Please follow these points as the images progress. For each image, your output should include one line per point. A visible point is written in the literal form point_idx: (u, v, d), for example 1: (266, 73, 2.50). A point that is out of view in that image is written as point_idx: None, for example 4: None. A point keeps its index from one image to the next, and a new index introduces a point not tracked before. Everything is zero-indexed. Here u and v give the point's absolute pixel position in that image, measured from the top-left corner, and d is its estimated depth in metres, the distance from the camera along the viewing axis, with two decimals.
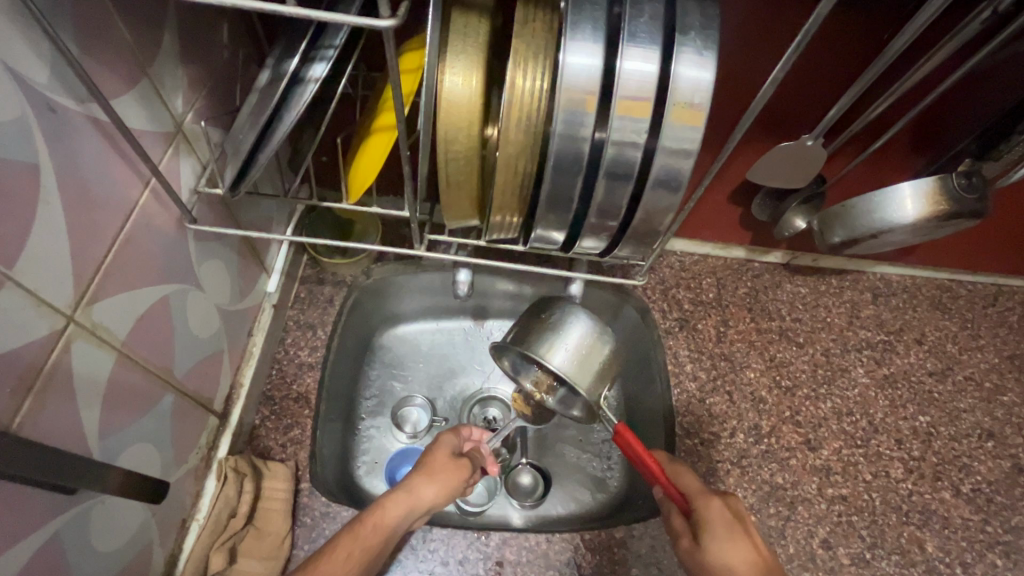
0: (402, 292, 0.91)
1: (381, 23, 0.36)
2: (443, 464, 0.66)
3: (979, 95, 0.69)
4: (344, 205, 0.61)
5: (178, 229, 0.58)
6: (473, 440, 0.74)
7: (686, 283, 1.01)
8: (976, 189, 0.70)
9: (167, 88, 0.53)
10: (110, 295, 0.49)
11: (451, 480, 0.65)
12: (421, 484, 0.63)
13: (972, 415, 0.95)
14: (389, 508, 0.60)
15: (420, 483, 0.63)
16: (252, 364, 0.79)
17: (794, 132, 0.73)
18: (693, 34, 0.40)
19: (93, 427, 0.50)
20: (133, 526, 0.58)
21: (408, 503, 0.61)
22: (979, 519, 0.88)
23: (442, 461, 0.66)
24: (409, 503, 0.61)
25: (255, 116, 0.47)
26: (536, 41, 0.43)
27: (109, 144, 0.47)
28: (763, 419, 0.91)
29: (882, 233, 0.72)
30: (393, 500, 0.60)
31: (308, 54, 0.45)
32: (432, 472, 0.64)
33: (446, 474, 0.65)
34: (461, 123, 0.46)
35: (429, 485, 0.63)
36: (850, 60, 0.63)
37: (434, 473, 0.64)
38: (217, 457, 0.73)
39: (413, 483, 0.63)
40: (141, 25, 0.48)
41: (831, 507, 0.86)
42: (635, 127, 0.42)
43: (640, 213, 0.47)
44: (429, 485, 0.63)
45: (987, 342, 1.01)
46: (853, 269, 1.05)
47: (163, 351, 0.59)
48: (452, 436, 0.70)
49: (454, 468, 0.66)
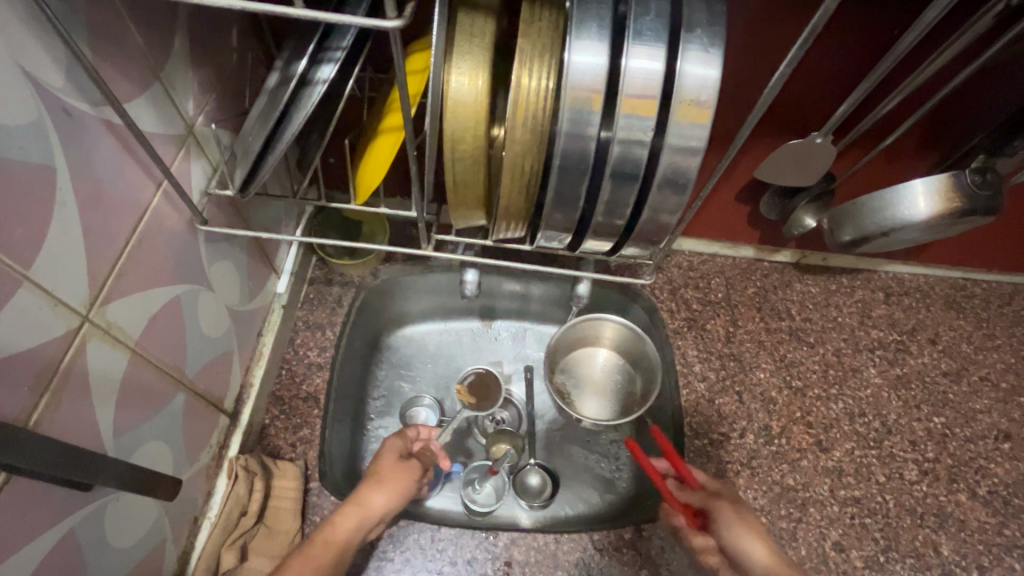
0: (410, 293, 0.91)
1: (388, 23, 0.36)
2: (393, 470, 0.62)
3: (992, 92, 0.68)
4: (352, 206, 0.61)
5: (189, 231, 0.59)
6: (422, 440, 0.67)
7: (694, 283, 1.00)
8: (990, 186, 0.69)
9: (178, 91, 0.53)
10: (123, 295, 0.50)
11: (403, 483, 0.61)
12: (368, 494, 0.59)
13: (989, 416, 0.94)
14: (339, 524, 0.57)
15: (368, 492, 0.59)
16: (261, 365, 0.79)
17: (802, 129, 0.73)
18: (699, 32, 0.40)
19: (108, 425, 0.50)
20: (146, 524, 0.58)
21: (360, 514, 0.58)
22: (996, 522, 0.86)
23: (391, 466, 0.62)
24: (360, 517, 0.58)
25: (264, 119, 0.48)
26: (541, 41, 0.43)
27: (121, 146, 0.48)
28: (773, 420, 0.90)
29: (893, 231, 0.72)
30: (342, 515, 0.58)
31: (316, 56, 0.46)
32: (380, 480, 0.61)
33: (396, 478, 0.61)
34: (468, 123, 0.47)
35: (379, 492, 0.60)
36: (859, 55, 0.63)
37: (383, 480, 0.61)
38: (228, 457, 0.73)
39: (361, 493, 0.59)
40: (153, 30, 0.49)
41: (843, 509, 0.85)
42: (641, 125, 0.42)
43: (646, 213, 0.47)
44: (380, 493, 0.60)
45: (1003, 341, 1.00)
46: (865, 268, 1.04)
47: (175, 351, 0.59)
48: (398, 439, 0.65)
49: (403, 470, 0.62)
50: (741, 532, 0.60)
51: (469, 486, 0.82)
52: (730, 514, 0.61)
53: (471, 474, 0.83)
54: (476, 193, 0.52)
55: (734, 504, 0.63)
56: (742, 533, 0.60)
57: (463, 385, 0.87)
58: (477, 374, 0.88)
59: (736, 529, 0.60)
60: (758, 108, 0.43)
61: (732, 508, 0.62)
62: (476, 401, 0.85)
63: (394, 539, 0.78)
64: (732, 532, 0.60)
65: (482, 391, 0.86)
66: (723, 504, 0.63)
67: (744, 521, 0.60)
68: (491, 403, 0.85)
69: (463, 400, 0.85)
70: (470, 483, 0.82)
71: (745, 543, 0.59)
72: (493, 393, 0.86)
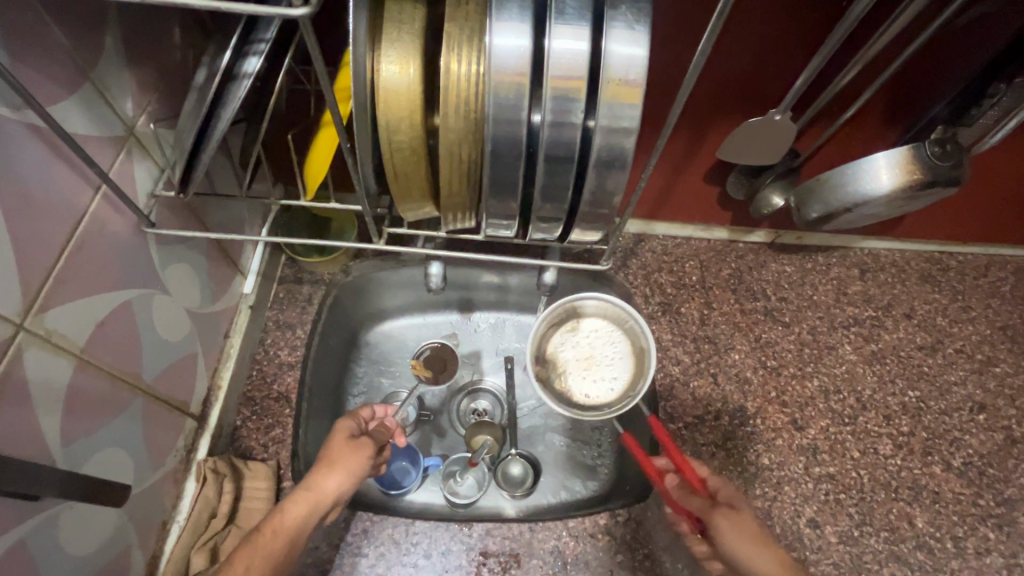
0: (383, 288, 0.90)
1: (295, 11, 0.35)
2: (343, 451, 0.61)
3: (946, 59, 0.67)
4: (305, 202, 0.61)
5: (137, 234, 0.58)
6: (376, 418, 0.69)
7: (669, 267, 1.00)
8: (950, 157, 0.68)
9: (114, 91, 0.52)
10: (63, 302, 0.49)
11: (355, 463, 0.60)
12: (320, 478, 0.58)
13: (964, 387, 0.94)
14: (290, 511, 0.56)
15: (319, 476, 0.58)
16: (229, 366, 0.79)
17: (762, 106, 0.72)
18: (624, 8, 0.39)
19: (54, 433, 0.50)
20: (107, 530, 0.58)
21: (311, 501, 0.57)
22: (970, 492, 0.87)
23: (341, 447, 0.61)
24: (313, 502, 0.57)
25: (194, 117, 0.47)
26: (469, 24, 0.42)
27: (51, 150, 0.47)
28: (748, 401, 0.90)
29: (856, 206, 0.71)
30: (294, 500, 0.57)
31: (241, 50, 0.45)
32: (331, 463, 0.59)
33: (350, 459, 0.60)
34: (402, 112, 0.46)
35: (331, 476, 0.58)
36: (811, 27, 0.62)
37: (335, 463, 0.59)
38: (196, 459, 0.73)
39: (312, 479, 0.58)
40: (80, 30, 0.48)
41: (818, 486, 0.86)
42: (571, 106, 0.41)
43: (587, 198, 0.47)
44: (332, 477, 0.59)
45: (978, 313, 1.00)
46: (840, 245, 1.03)
47: (128, 356, 0.59)
48: (352, 420, 0.65)
49: (356, 449, 0.61)
50: (741, 541, 0.56)
51: (451, 478, 0.81)
52: (723, 520, 0.58)
53: (452, 466, 0.82)
54: (419, 184, 0.51)
55: (728, 512, 0.59)
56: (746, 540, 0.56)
57: (419, 359, 0.89)
58: (432, 348, 0.91)
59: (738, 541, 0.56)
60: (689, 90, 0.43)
61: (729, 519, 0.58)
62: (432, 374, 0.88)
63: (368, 535, 0.79)
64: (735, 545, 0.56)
65: (439, 364, 0.89)
66: (717, 513, 0.59)
67: (736, 525, 0.57)
68: (449, 376, 0.88)
69: (418, 374, 0.87)
70: (452, 475, 0.82)
71: (742, 549, 0.55)
72: (450, 367, 0.89)
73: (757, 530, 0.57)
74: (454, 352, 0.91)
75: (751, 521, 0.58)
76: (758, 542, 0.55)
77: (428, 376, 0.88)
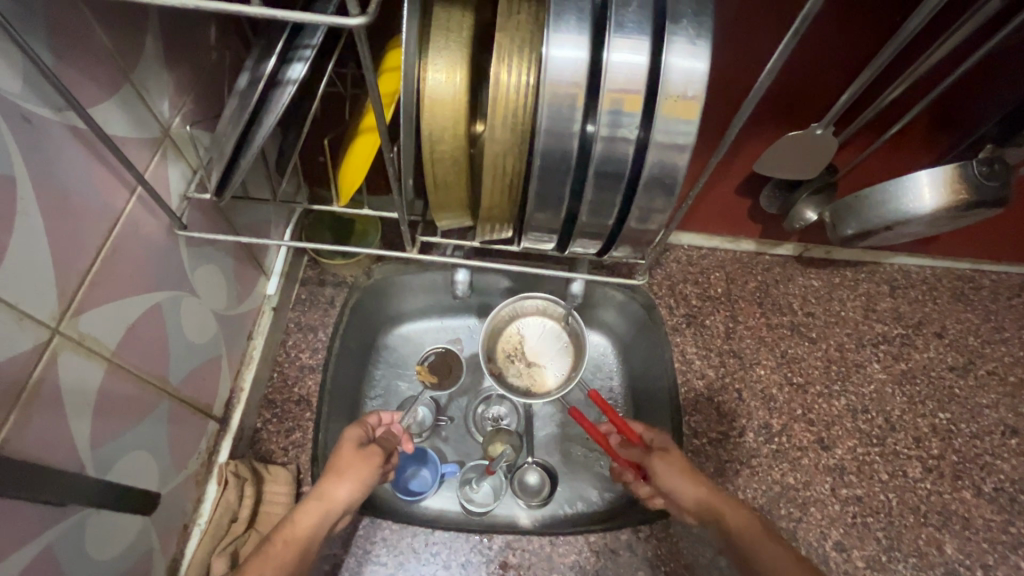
0: (404, 292, 0.89)
1: (351, 21, 0.34)
2: (352, 460, 0.60)
3: (1000, 77, 0.65)
4: (337, 208, 0.60)
5: (169, 236, 0.57)
6: (383, 424, 0.70)
7: (694, 278, 0.98)
8: (998, 177, 0.65)
9: (152, 93, 0.52)
10: (97, 305, 0.49)
11: (366, 472, 0.60)
12: (330, 487, 0.57)
13: (996, 411, 0.92)
14: (302, 519, 0.55)
15: (329, 486, 0.57)
16: (252, 368, 0.78)
17: (804, 119, 0.70)
18: (685, 23, 0.38)
19: (84, 438, 0.49)
20: (130, 534, 0.58)
21: (322, 509, 0.56)
22: (1001, 519, 0.85)
23: (349, 456, 0.60)
24: (326, 509, 0.57)
25: (234, 122, 0.46)
26: (521, 34, 0.41)
27: (90, 152, 0.46)
28: (773, 418, 0.89)
29: (896, 225, 0.68)
30: (305, 510, 0.56)
31: (286, 56, 0.44)
32: (340, 471, 0.59)
33: (358, 468, 0.59)
34: (446, 122, 0.45)
35: (342, 485, 0.58)
36: (862, 42, 0.60)
37: (345, 472, 0.59)
38: (217, 462, 0.73)
39: (322, 487, 0.57)
40: (122, 31, 0.47)
41: (845, 508, 0.84)
42: (625, 120, 0.40)
43: (634, 215, 0.45)
44: (343, 485, 0.58)
45: (1012, 334, 0.97)
46: (870, 260, 1.01)
47: (157, 358, 0.58)
48: (358, 428, 0.65)
49: (362, 458, 0.60)
50: (673, 476, 0.63)
51: (466, 485, 0.81)
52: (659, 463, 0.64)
53: (469, 473, 0.82)
54: (458, 195, 0.50)
55: (663, 453, 0.65)
56: (672, 471, 0.63)
57: (424, 365, 0.85)
58: (437, 354, 0.87)
59: (668, 472, 0.63)
60: (746, 107, 0.42)
61: (661, 457, 0.65)
62: (438, 380, 0.83)
63: (387, 543, 0.79)
64: (665, 476, 0.63)
65: (443, 369, 0.85)
66: (652, 456, 0.66)
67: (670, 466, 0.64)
68: (454, 380, 0.85)
69: (424, 380, 0.82)
70: (467, 483, 0.81)
71: (675, 481, 0.62)
72: (455, 372, 0.86)
73: (686, 462, 0.64)
74: (459, 356, 0.87)
75: (680, 456, 0.65)
76: (688, 474, 0.63)
77: (434, 382, 0.83)
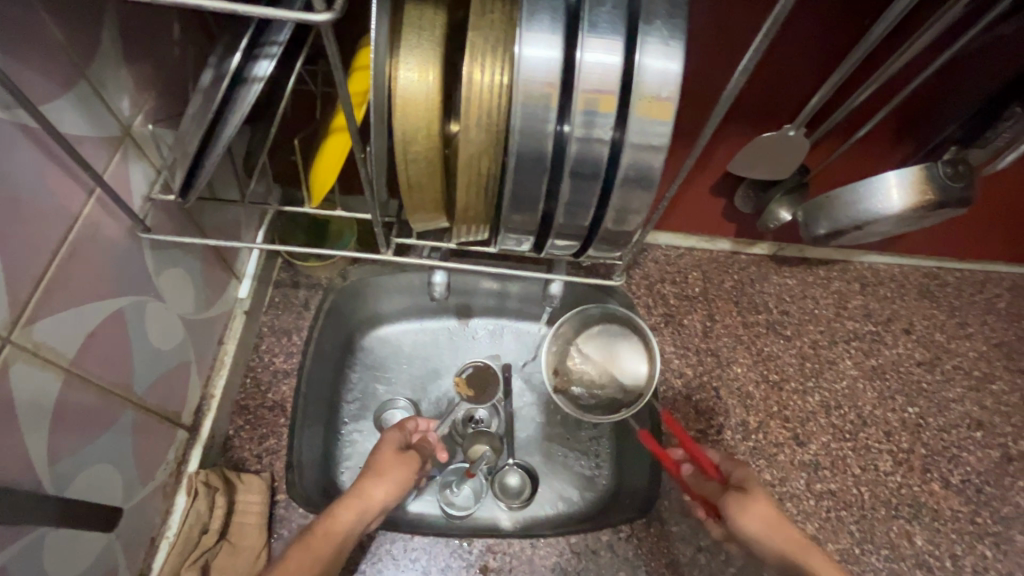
0: (381, 294, 0.88)
1: (316, 18, 0.33)
2: (392, 462, 0.62)
3: (960, 81, 0.67)
4: (309, 209, 0.59)
5: (131, 239, 0.55)
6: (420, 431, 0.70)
7: (671, 277, 0.98)
8: (961, 178, 0.67)
9: (110, 89, 0.50)
10: (52, 313, 0.47)
11: (403, 475, 0.62)
12: (370, 485, 0.60)
13: (961, 404, 0.94)
14: (341, 514, 0.57)
15: (368, 483, 0.60)
16: (223, 374, 0.76)
17: (776, 121, 0.71)
18: (658, 23, 0.38)
19: (40, 453, 0.47)
20: (93, 551, 0.55)
21: (360, 507, 0.58)
22: (968, 510, 0.87)
23: (390, 458, 0.63)
24: (362, 507, 0.58)
25: (199, 120, 0.45)
26: (495, 33, 0.40)
27: (43, 152, 0.44)
28: (750, 415, 0.90)
29: (866, 224, 0.70)
30: (343, 506, 0.58)
31: (251, 52, 0.43)
32: (380, 471, 0.61)
33: (398, 470, 0.62)
34: (419, 121, 0.44)
35: (380, 484, 0.60)
36: (831, 43, 0.61)
37: (385, 472, 0.61)
38: (187, 472, 0.70)
39: (362, 484, 0.60)
40: (75, 24, 0.45)
41: (820, 502, 0.85)
42: (599, 121, 0.39)
43: (610, 215, 0.45)
44: (380, 485, 0.60)
45: (975, 330, 1.00)
46: (841, 259, 1.03)
47: (120, 367, 0.56)
48: (397, 431, 0.67)
49: (403, 462, 0.63)
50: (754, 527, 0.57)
51: (447, 488, 0.80)
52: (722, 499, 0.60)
53: (449, 476, 0.81)
54: (433, 196, 0.49)
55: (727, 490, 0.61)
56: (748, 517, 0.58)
57: (461, 377, 0.85)
58: (476, 367, 0.87)
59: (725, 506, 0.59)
60: (721, 107, 0.42)
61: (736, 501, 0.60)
62: (474, 394, 0.84)
63: (366, 551, 0.77)
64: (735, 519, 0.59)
65: (481, 384, 0.85)
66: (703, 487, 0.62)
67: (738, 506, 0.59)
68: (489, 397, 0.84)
69: (460, 392, 0.83)
70: (448, 486, 0.80)
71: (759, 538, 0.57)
72: (490, 390, 0.85)
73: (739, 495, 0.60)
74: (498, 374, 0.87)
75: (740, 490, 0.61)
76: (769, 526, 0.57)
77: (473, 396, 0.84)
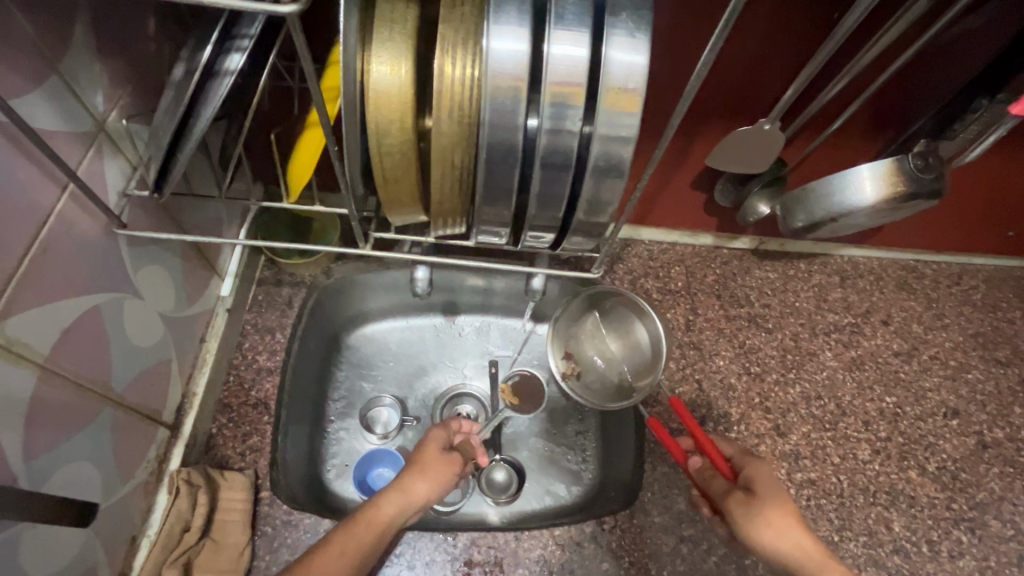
0: (366, 291, 0.88)
1: (282, 9, 0.33)
2: (436, 460, 0.62)
3: (928, 75, 0.68)
4: (288, 205, 0.59)
5: (107, 235, 0.55)
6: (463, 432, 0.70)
7: (654, 272, 0.99)
8: (931, 170, 0.68)
9: (83, 85, 0.50)
10: (26, 309, 0.46)
11: (445, 475, 0.62)
12: (412, 481, 0.60)
13: (938, 394, 0.96)
14: (383, 505, 0.58)
15: (411, 479, 0.60)
16: (205, 372, 0.76)
17: (752, 115, 0.72)
18: (625, 16, 0.39)
19: (15, 449, 0.47)
20: (72, 548, 0.55)
21: (403, 501, 0.59)
22: (945, 497, 0.89)
23: (434, 457, 0.63)
24: (404, 501, 0.59)
25: (171, 113, 0.45)
26: (465, 26, 0.41)
27: (14, 147, 0.44)
28: (732, 407, 0.91)
29: (841, 217, 0.71)
30: (386, 499, 0.59)
31: (222, 46, 0.43)
32: (423, 469, 0.61)
33: (439, 469, 0.62)
34: (392, 114, 0.44)
35: (422, 481, 0.60)
36: (801, 37, 0.62)
37: (428, 470, 0.62)
38: (169, 470, 0.70)
39: (404, 479, 0.60)
40: (47, 19, 0.45)
41: (800, 491, 0.87)
42: (568, 112, 0.40)
43: (582, 206, 0.46)
44: (422, 482, 0.61)
45: (952, 321, 1.02)
46: (821, 253, 1.05)
47: (97, 364, 0.56)
48: (442, 430, 0.67)
49: (446, 462, 0.63)
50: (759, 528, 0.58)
51: None
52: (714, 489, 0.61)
53: None
54: (408, 189, 0.49)
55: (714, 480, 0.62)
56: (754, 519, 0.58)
57: (507, 385, 0.85)
58: (521, 375, 0.87)
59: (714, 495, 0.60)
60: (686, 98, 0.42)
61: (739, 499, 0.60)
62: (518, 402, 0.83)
63: None
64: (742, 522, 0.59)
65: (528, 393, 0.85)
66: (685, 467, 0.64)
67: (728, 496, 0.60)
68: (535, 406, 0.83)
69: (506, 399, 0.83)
70: None
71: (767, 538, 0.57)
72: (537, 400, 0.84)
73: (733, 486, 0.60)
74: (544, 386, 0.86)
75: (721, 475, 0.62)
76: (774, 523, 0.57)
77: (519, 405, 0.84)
